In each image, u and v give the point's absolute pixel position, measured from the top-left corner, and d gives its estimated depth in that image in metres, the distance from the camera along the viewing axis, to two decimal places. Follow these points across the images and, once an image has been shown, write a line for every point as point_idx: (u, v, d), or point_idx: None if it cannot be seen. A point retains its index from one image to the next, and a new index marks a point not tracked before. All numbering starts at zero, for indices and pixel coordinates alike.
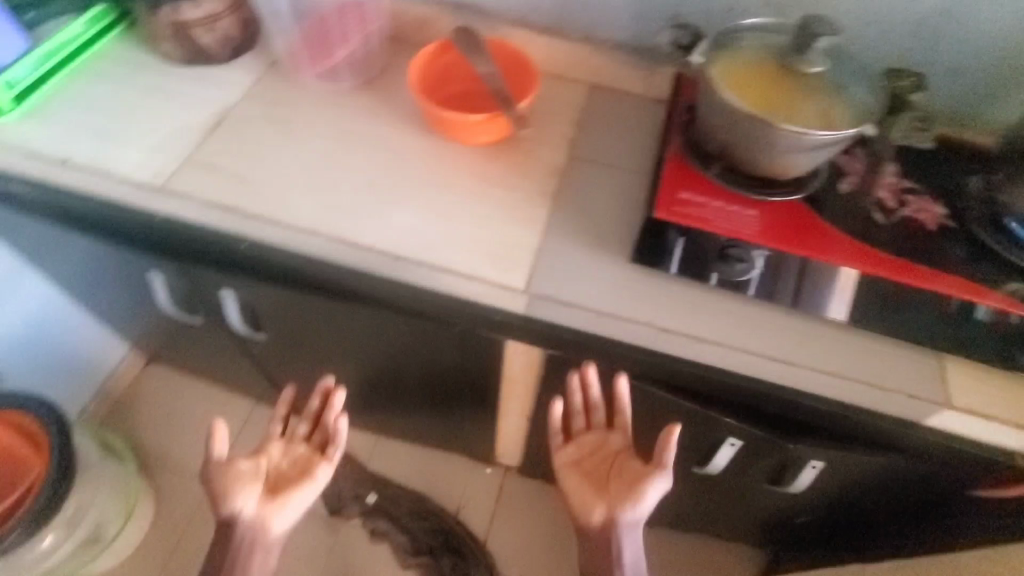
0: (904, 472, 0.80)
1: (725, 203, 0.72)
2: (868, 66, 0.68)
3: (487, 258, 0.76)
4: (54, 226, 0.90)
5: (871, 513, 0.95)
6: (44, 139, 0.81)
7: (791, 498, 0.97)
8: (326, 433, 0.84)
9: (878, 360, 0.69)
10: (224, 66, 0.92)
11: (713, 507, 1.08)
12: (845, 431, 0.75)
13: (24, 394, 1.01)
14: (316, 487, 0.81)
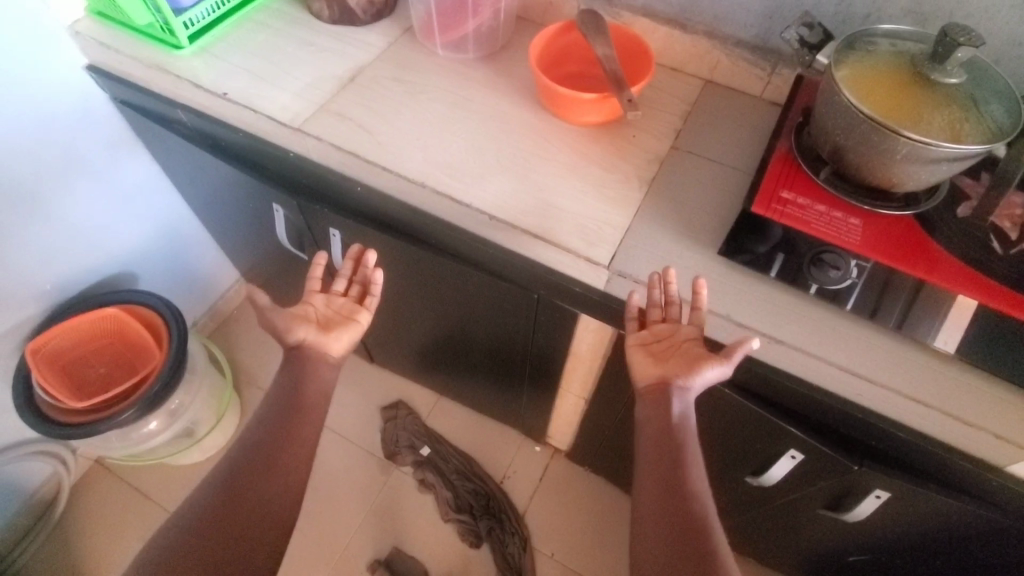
0: (978, 522, 0.75)
1: (829, 208, 0.70)
2: (1012, 86, 0.64)
3: (577, 230, 0.78)
4: (206, 151, 1.03)
5: (931, 563, 0.90)
6: (208, 73, 0.93)
7: (845, 529, 0.93)
8: (362, 287, 0.91)
9: (969, 394, 0.65)
10: (364, 28, 1.01)
11: (759, 525, 1.06)
12: (918, 461, 0.72)
13: (156, 296, 1.19)
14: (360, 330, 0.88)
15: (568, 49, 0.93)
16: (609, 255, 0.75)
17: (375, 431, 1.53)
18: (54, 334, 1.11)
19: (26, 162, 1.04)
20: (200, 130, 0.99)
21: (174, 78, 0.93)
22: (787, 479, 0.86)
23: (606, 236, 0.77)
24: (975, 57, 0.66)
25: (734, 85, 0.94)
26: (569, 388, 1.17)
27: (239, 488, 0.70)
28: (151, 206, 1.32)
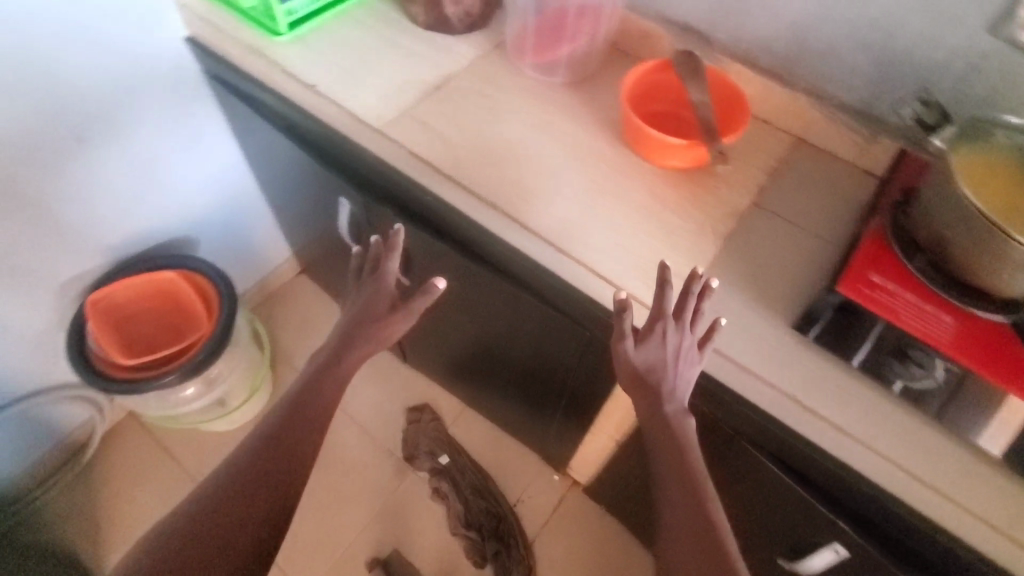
0: None
1: (918, 300, 0.65)
2: None
3: (644, 277, 0.76)
4: (286, 137, 1.05)
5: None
6: (301, 63, 0.94)
7: None
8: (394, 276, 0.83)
9: None
10: (457, 38, 1.00)
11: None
12: None
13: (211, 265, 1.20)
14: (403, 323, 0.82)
15: (660, 87, 0.90)
16: None
17: (397, 430, 1.53)
18: (111, 288, 1.14)
19: (117, 121, 1.08)
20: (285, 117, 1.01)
21: (268, 65, 0.94)
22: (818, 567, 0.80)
23: (674, 289, 0.75)
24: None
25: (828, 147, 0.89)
26: (603, 427, 1.14)
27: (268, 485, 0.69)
28: (221, 178, 1.35)
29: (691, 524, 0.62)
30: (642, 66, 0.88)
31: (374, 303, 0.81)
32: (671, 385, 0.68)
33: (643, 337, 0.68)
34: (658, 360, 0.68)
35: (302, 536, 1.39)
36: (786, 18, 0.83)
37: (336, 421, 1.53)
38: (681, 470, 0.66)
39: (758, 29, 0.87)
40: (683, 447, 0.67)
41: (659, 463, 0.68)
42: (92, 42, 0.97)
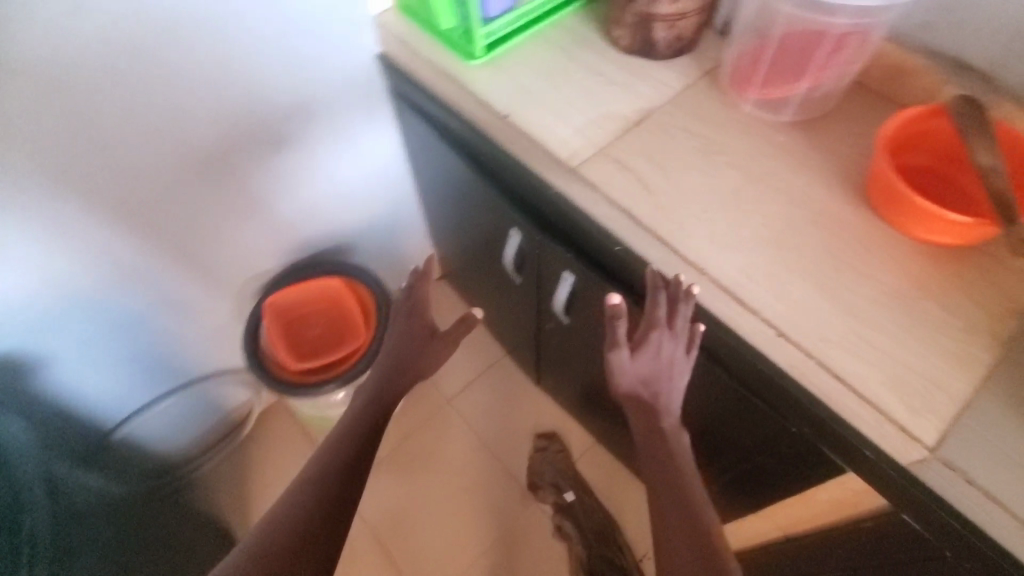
0: None
1: None
2: None
3: (893, 384, 0.61)
4: (463, 159, 1.01)
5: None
6: (494, 90, 0.89)
7: None
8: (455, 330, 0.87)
9: None
10: (661, 64, 0.90)
11: None
12: None
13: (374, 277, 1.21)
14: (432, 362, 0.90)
15: (923, 136, 0.72)
16: (937, 436, 0.58)
17: (522, 456, 1.48)
18: (281, 293, 1.21)
19: (303, 134, 1.10)
20: (465, 139, 0.97)
21: (461, 89, 0.90)
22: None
23: (936, 406, 0.60)
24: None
25: None
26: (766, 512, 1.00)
27: (332, 473, 0.71)
28: (390, 186, 1.36)
29: (684, 536, 0.63)
30: (906, 113, 0.70)
31: (416, 334, 0.88)
32: (667, 400, 0.72)
33: (639, 341, 0.72)
34: (652, 369, 0.71)
35: (400, 519, 1.42)
36: None
37: (435, 409, 1.54)
38: (675, 472, 0.69)
39: None
40: (674, 456, 0.70)
41: (663, 469, 0.70)
42: (290, 52, 0.98)
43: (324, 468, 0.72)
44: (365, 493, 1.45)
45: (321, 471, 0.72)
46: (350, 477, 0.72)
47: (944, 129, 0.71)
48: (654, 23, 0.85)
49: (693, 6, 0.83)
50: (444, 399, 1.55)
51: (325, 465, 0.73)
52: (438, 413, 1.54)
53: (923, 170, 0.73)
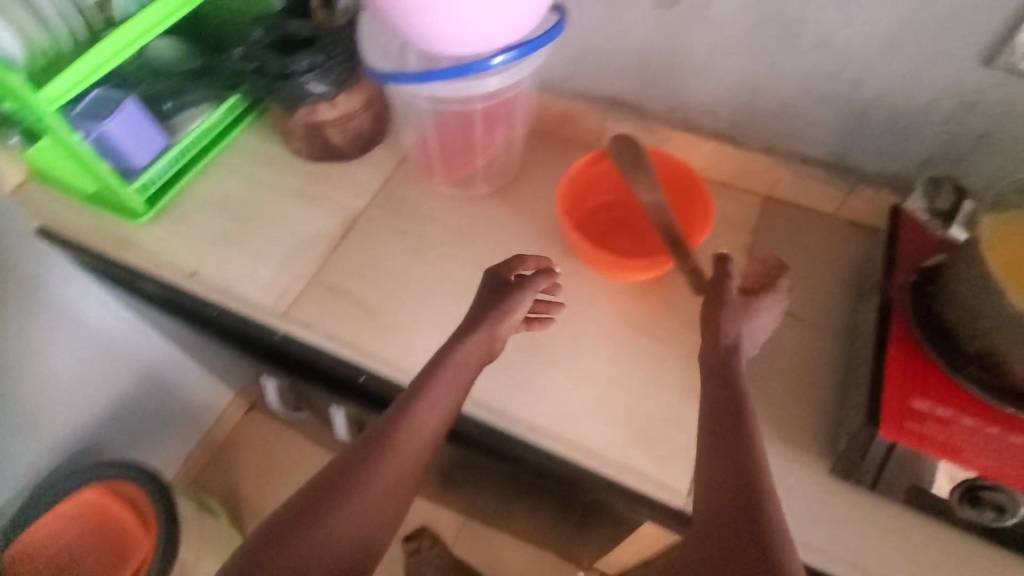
0: None
1: (979, 422, 0.52)
2: None
3: (641, 439, 0.62)
4: (180, 319, 0.88)
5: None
6: (174, 245, 0.78)
7: None
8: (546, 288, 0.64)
9: None
10: (353, 164, 0.85)
11: None
12: None
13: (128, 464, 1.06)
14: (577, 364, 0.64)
15: (597, 186, 0.77)
16: (688, 479, 0.59)
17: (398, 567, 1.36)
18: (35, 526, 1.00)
19: None
20: (168, 299, 0.84)
21: (134, 256, 0.78)
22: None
23: (680, 446, 0.61)
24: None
25: (801, 202, 0.78)
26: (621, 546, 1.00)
27: (340, 491, 0.49)
28: (119, 348, 1.13)
29: (725, 500, 0.46)
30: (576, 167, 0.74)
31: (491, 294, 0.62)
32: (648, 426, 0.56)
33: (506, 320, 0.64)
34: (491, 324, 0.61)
35: None
36: (728, 80, 0.69)
37: None
38: (736, 414, 0.52)
39: (698, 95, 0.73)
40: (739, 417, 0.52)
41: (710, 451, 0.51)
42: None
43: (360, 505, 0.49)
44: None
45: (351, 521, 0.48)
46: (357, 497, 0.49)
47: (614, 175, 0.77)
48: (324, 130, 0.80)
49: (355, 105, 0.79)
50: None
51: (356, 499, 0.49)
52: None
53: (600, 218, 0.77)
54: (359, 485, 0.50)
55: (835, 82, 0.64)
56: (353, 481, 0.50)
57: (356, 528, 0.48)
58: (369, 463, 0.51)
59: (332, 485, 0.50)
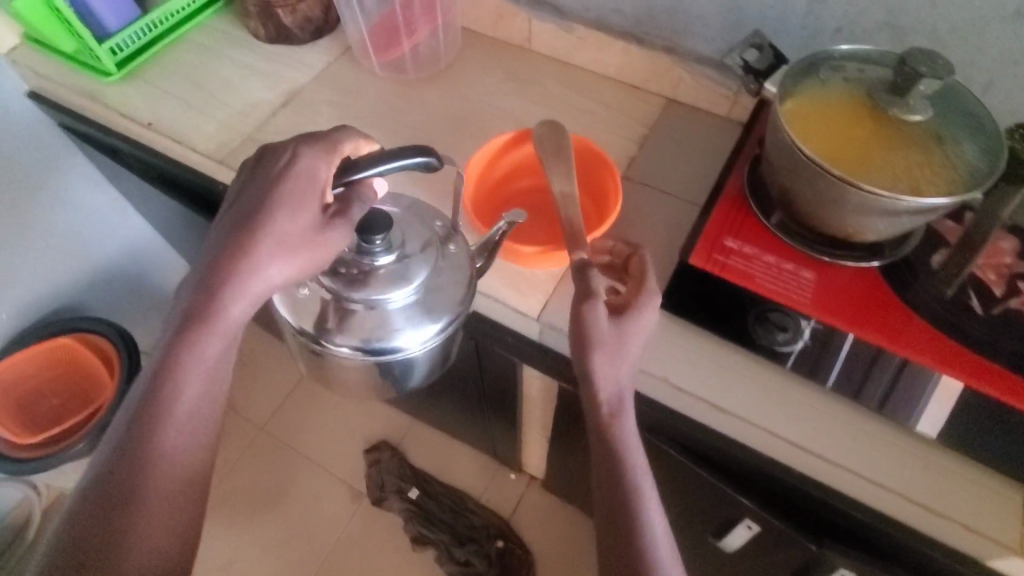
0: None
1: (777, 259, 0.60)
2: (998, 131, 0.51)
3: (508, 274, 0.71)
4: (147, 179, 1.00)
5: None
6: (132, 100, 0.89)
7: None
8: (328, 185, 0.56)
9: (949, 486, 0.56)
10: (304, 48, 0.94)
11: None
12: (892, 546, 0.61)
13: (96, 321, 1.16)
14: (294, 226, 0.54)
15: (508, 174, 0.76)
16: (537, 306, 0.68)
17: (356, 464, 1.47)
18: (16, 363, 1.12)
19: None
20: (121, 153, 0.97)
21: (101, 110, 0.89)
22: (746, 548, 0.76)
23: (538, 284, 0.70)
24: (961, 83, 0.54)
25: (697, 102, 0.84)
26: (532, 421, 1.14)
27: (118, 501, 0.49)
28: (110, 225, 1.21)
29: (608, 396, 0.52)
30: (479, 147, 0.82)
31: (304, 195, 0.55)
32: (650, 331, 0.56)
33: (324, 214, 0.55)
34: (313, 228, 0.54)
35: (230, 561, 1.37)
36: None
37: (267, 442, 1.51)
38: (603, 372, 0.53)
39: None
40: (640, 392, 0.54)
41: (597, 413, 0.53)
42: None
43: (161, 470, 0.50)
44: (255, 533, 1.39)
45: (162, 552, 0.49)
46: (144, 520, 0.49)
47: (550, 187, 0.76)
48: (274, 9, 0.89)
49: None
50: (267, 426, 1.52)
51: (149, 516, 0.49)
52: (265, 432, 1.51)
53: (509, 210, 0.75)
54: (173, 424, 0.52)
55: None
56: (219, 303, 0.52)
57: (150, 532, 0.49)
58: (188, 332, 0.52)
59: (106, 470, 0.50)
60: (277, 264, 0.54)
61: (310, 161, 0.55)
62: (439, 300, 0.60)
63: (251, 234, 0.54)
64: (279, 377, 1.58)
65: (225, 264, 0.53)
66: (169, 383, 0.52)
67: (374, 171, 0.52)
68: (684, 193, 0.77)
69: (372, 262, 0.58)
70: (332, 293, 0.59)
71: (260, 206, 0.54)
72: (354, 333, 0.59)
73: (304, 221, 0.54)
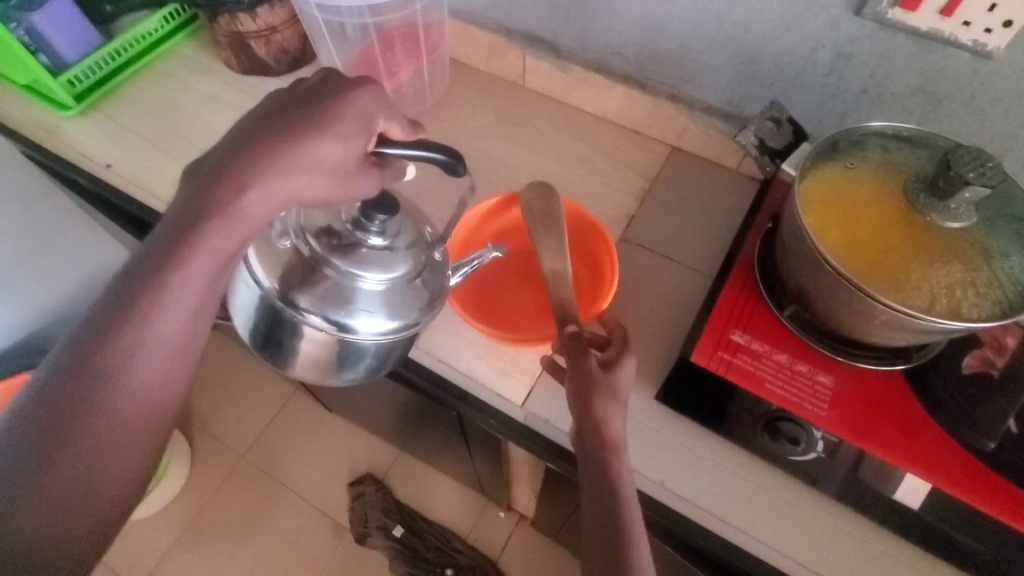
0: None
1: (789, 360, 0.55)
2: None
3: (492, 351, 0.65)
4: (112, 215, 0.93)
5: None
6: (92, 137, 0.82)
7: None
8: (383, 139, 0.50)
9: None
10: (280, 80, 0.87)
11: None
12: None
13: None
14: (327, 149, 0.46)
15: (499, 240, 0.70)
16: (522, 392, 0.63)
17: (339, 496, 1.42)
18: None
19: None
20: (84, 190, 0.90)
21: (58, 147, 0.82)
22: None
23: (524, 365, 0.64)
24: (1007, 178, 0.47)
25: (703, 154, 0.77)
26: (521, 470, 1.08)
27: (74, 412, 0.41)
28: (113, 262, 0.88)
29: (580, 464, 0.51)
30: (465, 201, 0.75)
31: (353, 122, 0.47)
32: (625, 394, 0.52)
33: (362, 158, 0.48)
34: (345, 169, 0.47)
35: None
36: (630, 17, 0.72)
37: (245, 468, 1.45)
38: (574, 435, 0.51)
39: (610, 33, 0.75)
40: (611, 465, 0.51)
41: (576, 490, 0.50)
42: None
43: (128, 396, 0.42)
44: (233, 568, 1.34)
45: (110, 482, 0.43)
46: (100, 442, 0.42)
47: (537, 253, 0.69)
48: (246, 40, 0.82)
49: (278, 19, 0.81)
50: (247, 452, 1.46)
51: (110, 424, 0.42)
52: (247, 462, 1.45)
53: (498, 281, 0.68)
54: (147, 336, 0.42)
55: (712, 26, 0.67)
56: (212, 223, 0.44)
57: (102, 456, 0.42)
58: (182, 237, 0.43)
59: (68, 369, 0.41)
60: (295, 182, 0.46)
61: (366, 102, 0.48)
62: (405, 302, 0.54)
63: (282, 147, 0.46)
64: (262, 401, 1.53)
65: (250, 171, 0.45)
66: (157, 288, 0.42)
67: (408, 150, 0.47)
68: (687, 258, 0.70)
69: (361, 237, 0.52)
70: (312, 254, 0.52)
71: (304, 120, 0.47)
72: (319, 300, 0.52)
73: (343, 154, 0.47)
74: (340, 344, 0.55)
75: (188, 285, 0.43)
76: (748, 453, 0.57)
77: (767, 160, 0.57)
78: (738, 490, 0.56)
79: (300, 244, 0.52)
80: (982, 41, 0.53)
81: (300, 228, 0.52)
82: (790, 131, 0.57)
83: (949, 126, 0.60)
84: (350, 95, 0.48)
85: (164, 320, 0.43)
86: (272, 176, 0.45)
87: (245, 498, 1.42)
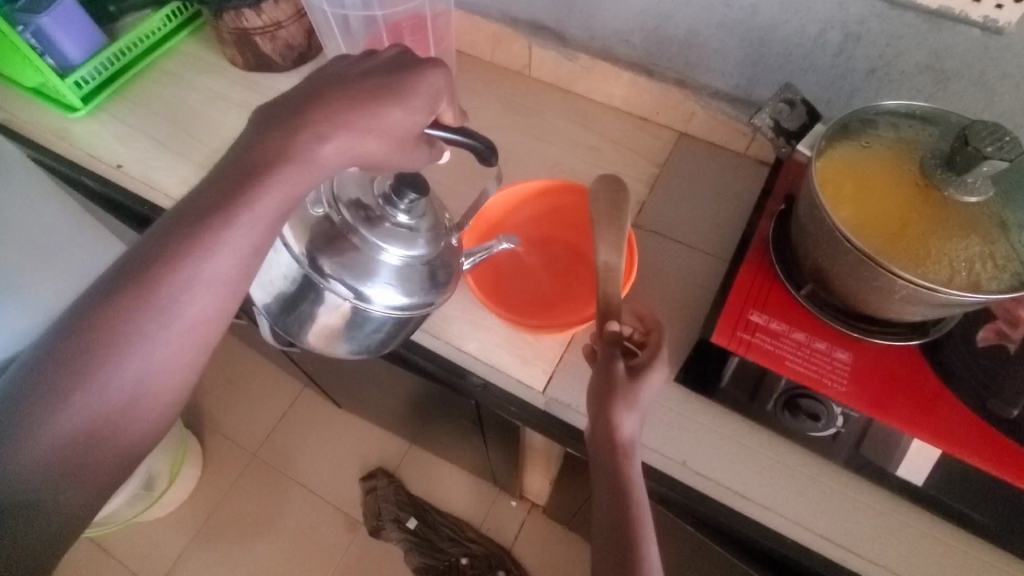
0: None
1: (807, 337, 0.55)
2: None
3: (511, 339, 0.66)
4: (120, 216, 0.93)
5: None
6: (100, 139, 0.82)
7: None
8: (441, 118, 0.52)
9: None
10: (285, 76, 0.87)
11: None
12: None
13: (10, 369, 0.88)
14: (392, 118, 0.47)
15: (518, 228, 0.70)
16: (542, 378, 0.63)
17: (352, 490, 1.43)
18: None
19: None
20: (91, 192, 0.90)
21: (66, 149, 0.82)
22: None
23: (543, 352, 0.65)
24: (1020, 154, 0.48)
25: (711, 139, 0.78)
26: (534, 458, 1.09)
27: (118, 334, 0.42)
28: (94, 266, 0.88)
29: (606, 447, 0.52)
30: (477, 191, 0.75)
31: (421, 94, 0.48)
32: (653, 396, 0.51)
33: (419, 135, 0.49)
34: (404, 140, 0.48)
35: None
36: (637, 3, 0.72)
37: (257, 466, 1.45)
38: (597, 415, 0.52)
39: (616, 20, 0.76)
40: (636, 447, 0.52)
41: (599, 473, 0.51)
42: None
43: (175, 325, 0.43)
44: (249, 564, 1.35)
45: (148, 406, 0.44)
46: (141, 367, 0.42)
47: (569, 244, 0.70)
48: (251, 37, 0.82)
49: (283, 14, 0.81)
50: (258, 449, 1.47)
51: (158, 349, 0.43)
52: (260, 460, 1.46)
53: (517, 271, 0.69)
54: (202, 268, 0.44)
55: (721, 10, 0.67)
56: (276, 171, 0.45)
57: (135, 384, 0.42)
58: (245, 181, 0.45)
59: (120, 291, 0.42)
60: (354, 146, 0.46)
61: (434, 80, 0.49)
62: (425, 279, 0.55)
63: (350, 109, 0.46)
64: (271, 398, 1.53)
65: (312, 130, 0.46)
66: (213, 227, 0.44)
67: (448, 134, 0.49)
68: (700, 242, 0.71)
69: (389, 213, 0.53)
70: (338, 224, 0.53)
71: (363, 91, 0.47)
72: (343, 270, 0.53)
73: (406, 125, 0.48)
74: (359, 316, 0.56)
75: (246, 227, 0.45)
76: (768, 431, 0.58)
77: (783, 142, 0.58)
78: (759, 467, 0.57)
79: (329, 212, 0.53)
80: (993, 17, 0.54)
81: (330, 198, 0.53)
82: (804, 113, 0.57)
83: (957, 103, 0.61)
84: (422, 68, 0.49)
85: (220, 259, 0.44)
86: (339, 135, 0.46)
87: (257, 495, 1.42)
